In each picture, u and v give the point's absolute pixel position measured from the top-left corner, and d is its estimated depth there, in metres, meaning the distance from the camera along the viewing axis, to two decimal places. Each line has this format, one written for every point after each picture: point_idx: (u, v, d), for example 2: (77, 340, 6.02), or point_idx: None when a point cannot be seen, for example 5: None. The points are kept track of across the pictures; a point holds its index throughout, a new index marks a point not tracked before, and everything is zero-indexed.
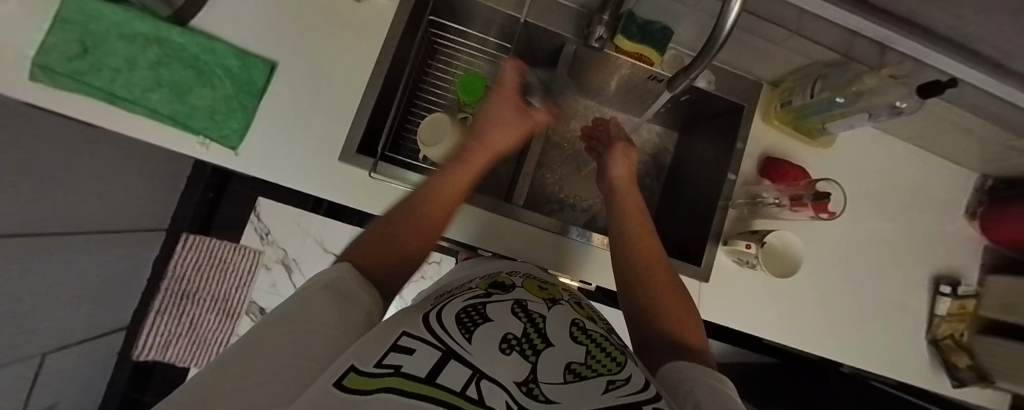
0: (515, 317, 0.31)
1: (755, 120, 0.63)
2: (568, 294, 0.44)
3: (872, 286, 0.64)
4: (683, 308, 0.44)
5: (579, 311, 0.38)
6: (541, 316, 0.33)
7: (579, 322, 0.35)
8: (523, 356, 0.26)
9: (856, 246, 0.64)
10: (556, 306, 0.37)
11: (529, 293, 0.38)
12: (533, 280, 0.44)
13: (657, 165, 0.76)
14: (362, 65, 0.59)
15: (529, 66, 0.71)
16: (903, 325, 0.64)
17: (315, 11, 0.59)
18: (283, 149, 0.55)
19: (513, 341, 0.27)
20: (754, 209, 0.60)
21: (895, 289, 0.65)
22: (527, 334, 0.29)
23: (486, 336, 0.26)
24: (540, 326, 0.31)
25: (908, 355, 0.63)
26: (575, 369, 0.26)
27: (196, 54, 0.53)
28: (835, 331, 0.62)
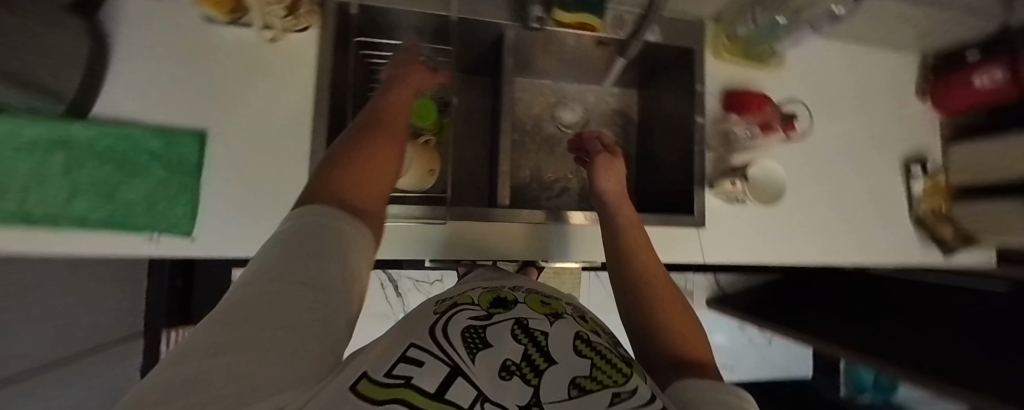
0: (516, 340, 0.30)
1: (708, 58, 0.63)
2: (572, 307, 0.41)
3: (851, 184, 0.67)
4: (686, 323, 0.45)
5: (586, 326, 0.37)
6: (544, 333, 0.31)
7: (582, 334, 0.33)
8: (524, 381, 0.26)
9: (828, 151, 0.67)
10: (560, 321, 0.35)
11: (533, 311, 0.35)
12: (535, 293, 0.41)
13: (627, 126, 0.76)
14: (298, 109, 0.54)
15: (473, 62, 0.68)
16: (888, 212, 0.67)
17: (229, 63, 0.53)
18: (242, 219, 0.52)
19: (511, 365, 0.27)
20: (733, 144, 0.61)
21: (872, 182, 0.68)
22: (529, 356, 0.28)
23: (485, 360, 0.26)
24: (543, 346, 0.30)
25: (898, 238, 0.67)
26: (580, 384, 0.26)
27: (110, 145, 0.46)
28: (829, 236, 0.65)
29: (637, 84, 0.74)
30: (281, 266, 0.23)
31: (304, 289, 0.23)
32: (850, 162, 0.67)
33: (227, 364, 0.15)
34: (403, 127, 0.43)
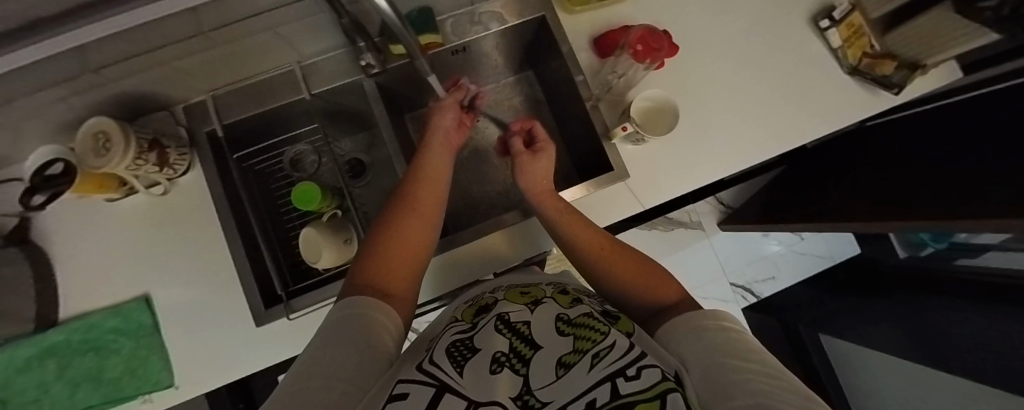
0: (500, 336, 0.32)
1: (560, 17, 0.61)
2: (548, 286, 0.46)
3: (779, 57, 0.59)
4: (651, 270, 0.44)
5: (561, 302, 0.41)
6: (523, 322, 0.34)
7: (563, 315, 0.36)
8: (513, 371, 0.28)
9: (734, 38, 0.60)
10: (539, 306, 0.39)
11: (511, 304, 0.41)
12: (513, 289, 0.46)
13: (536, 106, 0.78)
14: (208, 239, 0.56)
15: (352, 119, 0.67)
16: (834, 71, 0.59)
17: (133, 228, 0.56)
18: (206, 355, 0.55)
19: (501, 358, 0.29)
20: (614, 91, 0.58)
21: (803, 47, 0.59)
22: (515, 348, 0.30)
23: (477, 375, 0.27)
24: (527, 335, 0.32)
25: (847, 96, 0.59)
26: (565, 360, 0.28)
27: (82, 338, 0.54)
28: (776, 122, 0.57)
29: (525, 65, 0.76)
30: (366, 277, 0.36)
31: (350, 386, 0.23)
32: (749, 45, 0.59)
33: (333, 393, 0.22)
34: (432, 203, 0.46)
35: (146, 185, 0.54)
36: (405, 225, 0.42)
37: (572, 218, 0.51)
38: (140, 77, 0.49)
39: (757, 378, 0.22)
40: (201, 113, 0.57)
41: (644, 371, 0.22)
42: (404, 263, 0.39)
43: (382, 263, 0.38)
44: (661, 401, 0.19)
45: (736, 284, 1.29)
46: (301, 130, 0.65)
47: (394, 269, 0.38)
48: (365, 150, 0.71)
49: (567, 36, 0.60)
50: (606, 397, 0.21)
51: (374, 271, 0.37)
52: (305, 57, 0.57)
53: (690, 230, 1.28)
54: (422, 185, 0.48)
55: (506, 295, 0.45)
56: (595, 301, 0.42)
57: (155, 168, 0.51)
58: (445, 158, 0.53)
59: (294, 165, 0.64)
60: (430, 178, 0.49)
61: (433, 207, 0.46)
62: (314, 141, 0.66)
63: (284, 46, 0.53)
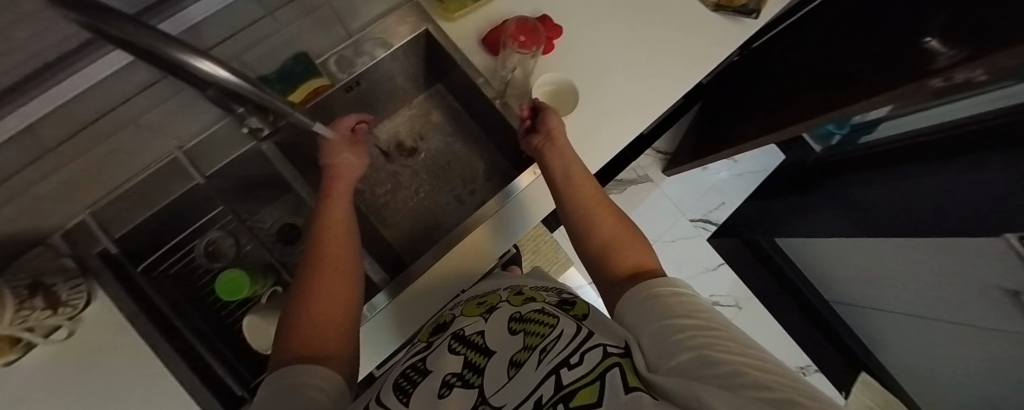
0: (455, 355, 0.36)
1: (442, 27, 0.61)
2: (504, 290, 0.48)
3: (651, 11, 0.63)
4: (635, 245, 0.42)
5: (515, 302, 0.43)
6: (477, 334, 0.38)
7: (516, 314, 0.39)
8: (466, 385, 0.31)
9: (608, 5, 0.63)
10: (494, 312, 0.41)
11: (467, 317, 0.43)
12: (471, 302, 0.48)
13: (455, 116, 0.77)
14: (143, 363, 0.50)
15: (267, 186, 0.63)
16: (702, 11, 0.63)
17: (41, 386, 0.47)
18: None
19: (451, 380, 0.32)
20: (517, 84, 0.59)
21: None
22: (468, 362, 0.34)
23: (424, 397, 0.31)
24: (481, 345, 0.36)
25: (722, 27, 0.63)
26: (516, 360, 0.30)
27: None
28: (667, 70, 0.61)
29: (430, 80, 0.75)
30: (294, 346, 0.35)
31: None
32: (624, 6, 0.63)
33: None
34: (344, 244, 0.46)
35: (43, 333, 0.47)
36: (319, 280, 0.41)
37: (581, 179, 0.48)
38: None
39: (696, 333, 0.24)
40: (83, 237, 0.49)
41: (587, 355, 0.24)
42: (333, 318, 0.38)
43: (310, 325, 0.36)
44: (600, 382, 0.21)
45: (697, 219, 1.38)
46: (211, 216, 0.60)
47: (319, 331, 0.36)
48: (292, 213, 0.66)
49: (456, 43, 0.60)
50: (551, 390, 0.23)
51: (304, 335, 0.36)
52: (185, 140, 0.52)
53: (642, 185, 1.35)
54: (327, 235, 0.46)
55: (463, 308, 0.47)
56: (552, 295, 0.43)
57: (46, 313, 0.44)
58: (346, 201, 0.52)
59: (210, 256, 0.59)
60: (332, 224, 0.47)
61: (347, 254, 0.45)
62: (226, 221, 0.61)
63: (156, 136, 0.48)
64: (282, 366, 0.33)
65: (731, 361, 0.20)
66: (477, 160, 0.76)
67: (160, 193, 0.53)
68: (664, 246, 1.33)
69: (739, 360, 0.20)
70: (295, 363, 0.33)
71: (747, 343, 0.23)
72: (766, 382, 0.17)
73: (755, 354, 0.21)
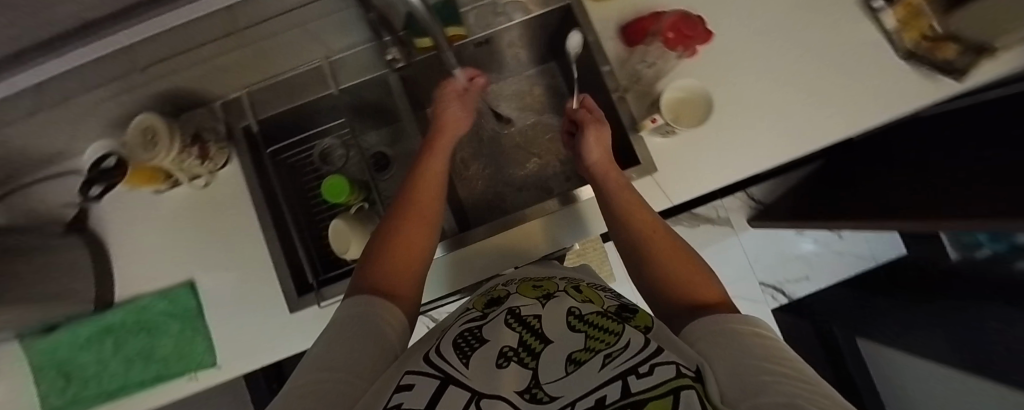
0: (510, 331, 0.34)
1: (586, 6, 0.59)
2: (562, 280, 0.47)
3: (821, 43, 0.55)
4: (701, 275, 0.38)
5: (575, 295, 0.41)
6: (534, 316, 0.36)
7: (575, 310, 0.37)
8: (523, 365, 0.29)
9: (772, 24, 0.56)
10: (551, 300, 0.40)
11: (524, 296, 0.42)
12: (527, 281, 0.47)
13: (558, 98, 0.76)
14: (249, 229, 0.59)
15: (380, 113, 0.68)
16: (887, 58, 0.54)
17: (182, 217, 0.60)
18: (246, 337, 0.58)
19: (508, 353, 0.30)
20: (644, 82, 0.56)
21: (848, 32, 0.55)
22: (525, 342, 0.32)
23: (483, 360, 0.29)
24: (536, 329, 0.34)
25: (908, 82, 0.53)
26: (575, 357, 0.28)
27: (138, 318, 0.60)
28: (815, 113, 0.53)
29: (548, 56, 0.74)
30: (375, 279, 0.38)
31: (357, 379, 0.25)
32: (791, 31, 0.56)
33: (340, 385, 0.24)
34: (433, 195, 0.49)
35: (189, 177, 0.58)
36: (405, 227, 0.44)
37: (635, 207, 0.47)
38: (183, 76, 0.51)
39: (794, 384, 0.19)
40: (237, 108, 0.59)
41: (657, 367, 0.20)
42: (409, 261, 0.42)
43: (388, 265, 0.40)
44: (673, 399, 0.17)
45: (767, 284, 1.23)
46: (329, 125, 0.67)
47: (395, 273, 0.40)
48: (388, 143, 0.71)
49: (593, 24, 0.58)
50: (617, 394, 0.19)
51: (381, 273, 0.39)
52: (332, 52, 0.58)
53: (718, 227, 1.23)
54: (420, 187, 0.49)
55: (518, 287, 0.46)
56: (611, 299, 0.41)
57: (196, 161, 0.54)
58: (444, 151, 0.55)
59: (323, 158, 0.66)
60: (430, 178, 0.50)
61: (430, 208, 0.48)
62: (337, 131, 0.67)
63: (313, 42, 0.54)
64: (366, 291, 0.36)
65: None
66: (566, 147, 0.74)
67: (298, 93, 0.59)
68: None
69: None
70: (373, 294, 0.36)
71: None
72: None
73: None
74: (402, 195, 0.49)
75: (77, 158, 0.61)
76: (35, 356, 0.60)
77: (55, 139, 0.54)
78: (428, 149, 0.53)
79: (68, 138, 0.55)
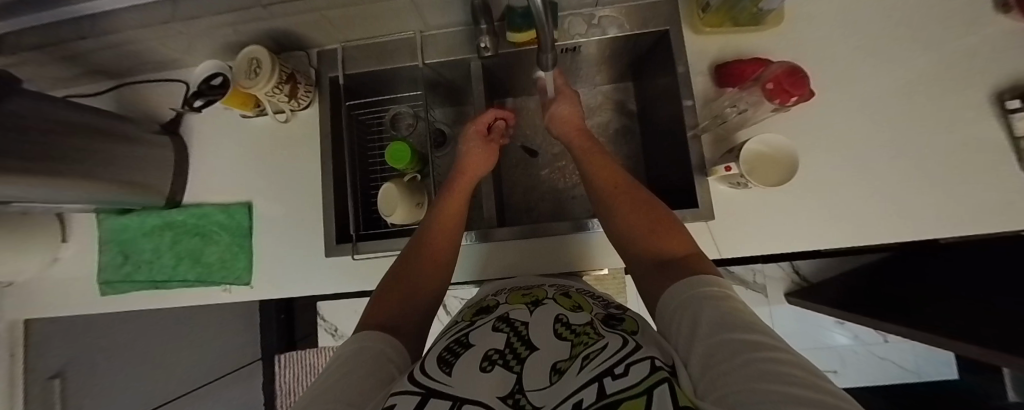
0: (499, 333, 0.37)
1: (685, 37, 0.58)
2: (551, 288, 0.49)
3: (933, 133, 0.51)
4: (672, 228, 0.45)
5: (563, 304, 0.44)
6: (523, 323, 0.39)
7: (563, 317, 0.39)
8: (508, 368, 0.31)
9: (883, 100, 0.52)
10: (538, 308, 0.42)
11: (514, 304, 0.45)
12: (516, 291, 0.50)
13: (626, 120, 0.75)
14: (310, 170, 0.63)
15: (453, 92, 0.71)
16: (1010, 167, 0.48)
17: (257, 143, 0.65)
18: (282, 267, 0.63)
19: (494, 356, 0.33)
20: (726, 126, 0.54)
21: (969, 129, 0.50)
22: (512, 346, 0.35)
23: (467, 363, 0.32)
24: (524, 335, 0.36)
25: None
26: (559, 367, 0.30)
27: (197, 223, 0.65)
28: (903, 206, 0.50)
29: (627, 76, 0.73)
30: (382, 317, 0.40)
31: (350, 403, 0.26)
32: (900, 111, 0.52)
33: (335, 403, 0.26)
34: (453, 232, 0.53)
35: (274, 110, 0.62)
36: (417, 274, 0.47)
37: (619, 192, 0.50)
38: (296, 20, 0.56)
39: (763, 356, 0.20)
40: (331, 59, 0.63)
41: (632, 368, 0.23)
42: (416, 304, 0.44)
43: (396, 305, 0.42)
44: (647, 398, 0.19)
45: None
46: (405, 92, 0.70)
47: (403, 318, 0.42)
48: (450, 121, 0.75)
49: (688, 56, 0.57)
50: (593, 397, 0.21)
51: (384, 310, 0.42)
52: (427, 27, 0.61)
53: (750, 291, 1.16)
54: (436, 231, 0.52)
55: (508, 298, 0.48)
56: (600, 305, 0.44)
57: (283, 97, 0.58)
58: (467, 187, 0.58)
59: (393, 123, 0.68)
60: (448, 219, 0.53)
61: (448, 246, 0.51)
62: (409, 100, 0.70)
63: (415, 15, 0.57)
64: (369, 326, 0.39)
65: (792, 388, 0.16)
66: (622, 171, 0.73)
67: (388, 58, 0.62)
68: None
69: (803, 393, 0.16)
70: (370, 330, 0.38)
71: (828, 382, 0.18)
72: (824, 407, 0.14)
73: (836, 392, 0.17)
74: (422, 230, 0.52)
75: (186, 69, 0.68)
76: (107, 230, 0.67)
77: (175, 48, 0.61)
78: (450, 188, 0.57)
79: (186, 50, 0.62)
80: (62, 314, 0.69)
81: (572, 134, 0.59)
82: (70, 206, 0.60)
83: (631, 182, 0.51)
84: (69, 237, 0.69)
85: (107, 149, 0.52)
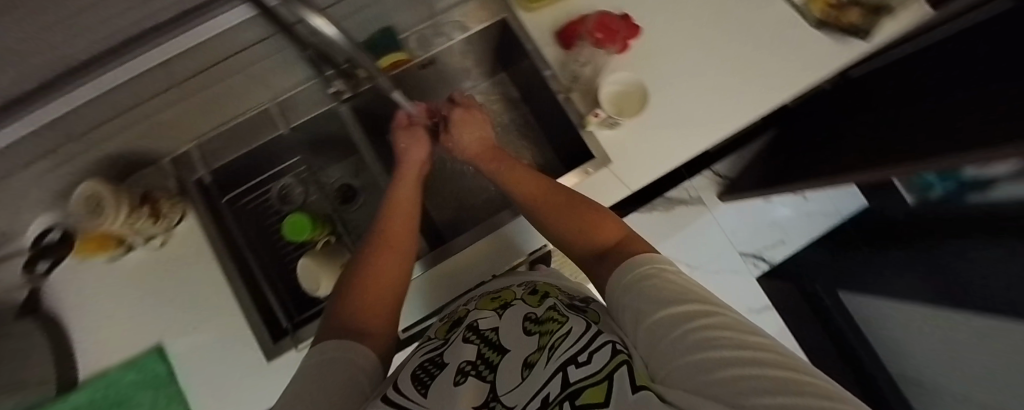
0: (470, 345, 0.37)
1: (520, 18, 0.61)
2: (519, 286, 0.48)
3: (741, 23, 0.59)
4: (602, 220, 0.44)
5: (531, 301, 0.43)
6: (494, 331, 0.38)
7: (530, 315, 0.39)
8: (481, 378, 0.31)
9: (696, 13, 0.60)
10: (508, 310, 0.42)
11: (483, 310, 0.44)
12: (486, 296, 0.49)
13: (513, 107, 0.78)
14: (215, 282, 0.57)
15: (332, 147, 0.68)
16: (802, 30, 0.58)
17: (142, 280, 0.58)
18: (227, 393, 0.56)
19: (466, 368, 0.33)
20: (584, 80, 0.58)
21: (763, 12, 0.59)
22: (483, 355, 0.35)
23: (441, 385, 0.32)
24: (495, 341, 0.37)
25: (822, 50, 0.57)
26: (529, 361, 0.31)
27: (106, 394, 0.56)
28: (746, 89, 0.57)
29: (497, 69, 0.76)
30: (350, 315, 0.38)
31: None
32: (712, 13, 0.60)
33: None
34: (409, 225, 0.52)
35: (144, 239, 0.56)
36: (379, 270, 0.45)
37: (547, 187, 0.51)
38: (126, 138, 0.51)
39: (700, 327, 0.22)
40: (187, 163, 0.58)
41: (595, 355, 0.23)
42: (383, 301, 0.41)
43: (362, 303, 0.40)
44: (608, 384, 0.20)
45: (747, 254, 1.27)
46: (286, 165, 0.66)
47: (370, 312, 0.39)
48: (352, 175, 0.70)
49: (530, 33, 0.61)
50: (559, 388, 0.22)
51: (348, 311, 0.39)
52: (278, 93, 0.58)
53: (691, 207, 1.26)
54: (396, 229, 0.50)
55: (479, 303, 0.48)
56: (568, 295, 0.44)
57: (149, 221, 0.53)
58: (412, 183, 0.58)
59: (282, 199, 0.66)
60: (402, 217, 0.52)
61: (409, 239, 0.50)
62: (292, 174, 0.67)
63: (257, 87, 0.55)
64: (333, 328, 0.36)
65: (730, 354, 0.18)
66: (529, 152, 0.76)
67: (253, 137, 0.59)
68: (703, 275, 1.24)
69: (737, 359, 0.17)
70: (334, 334, 0.35)
71: (749, 337, 0.21)
72: (780, 382, 0.15)
73: (768, 348, 0.19)
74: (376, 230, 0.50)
75: None
76: None
77: None
78: (397, 183, 0.57)
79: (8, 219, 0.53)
80: None
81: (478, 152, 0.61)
82: None
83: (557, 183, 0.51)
84: None
85: None
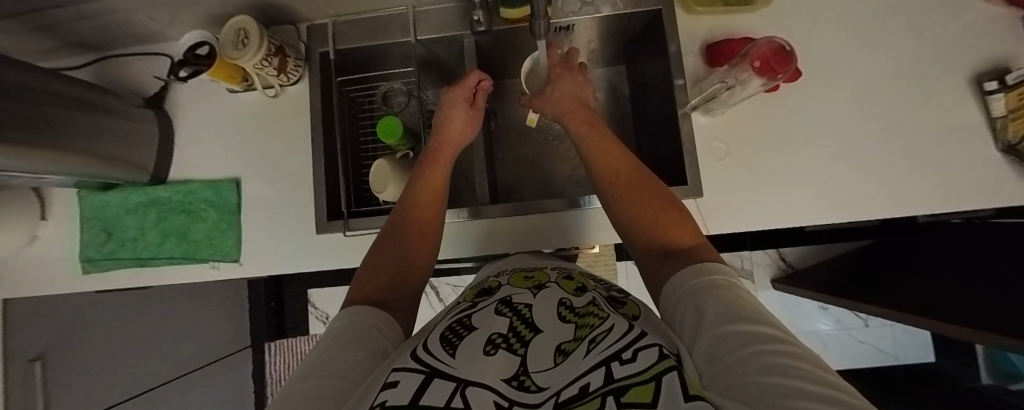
0: (501, 317, 0.35)
1: (676, 17, 0.58)
2: (553, 271, 0.48)
3: (912, 113, 0.52)
4: (671, 214, 0.45)
5: (565, 287, 0.42)
6: (526, 306, 0.37)
7: (565, 301, 0.38)
8: (511, 351, 0.30)
9: (865, 84, 0.54)
10: (543, 291, 0.40)
11: (515, 287, 0.42)
12: (518, 273, 0.48)
13: (617, 103, 0.75)
14: (301, 147, 0.62)
15: (440, 70, 0.70)
16: (980, 147, 0.50)
17: (245, 119, 0.64)
18: (272, 244, 0.62)
19: (497, 340, 0.31)
20: (716, 103, 0.53)
21: (943, 110, 0.52)
22: (515, 329, 0.33)
23: (470, 345, 0.30)
24: (527, 317, 0.35)
25: (994, 178, 0.49)
26: (564, 348, 0.30)
27: (181, 199, 0.64)
28: (880, 183, 0.51)
29: (620, 61, 0.73)
30: (378, 287, 0.41)
31: (348, 385, 0.27)
32: (885, 95, 0.53)
33: (327, 383, 0.26)
34: (435, 186, 0.53)
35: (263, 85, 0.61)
36: (406, 241, 0.47)
37: (619, 169, 0.50)
38: None
39: (768, 349, 0.21)
40: (320, 33, 0.62)
41: (640, 354, 0.22)
42: (412, 275, 0.44)
43: (389, 282, 0.42)
44: (656, 384, 0.18)
45: None
46: (397, 69, 0.69)
47: (398, 289, 0.42)
48: None
49: (679, 36, 0.57)
50: (600, 381, 0.21)
51: (375, 285, 0.41)
52: (420, 3, 0.60)
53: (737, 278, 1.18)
54: (421, 200, 0.52)
55: (510, 279, 0.46)
56: (602, 288, 0.43)
57: (272, 71, 0.57)
58: (452, 149, 0.58)
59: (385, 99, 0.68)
60: (431, 182, 0.53)
61: (433, 202, 0.52)
62: (401, 77, 0.70)
63: None
64: (359, 299, 0.39)
65: (806, 384, 0.16)
66: None
67: (380, 32, 0.61)
68: None
69: (811, 388, 0.16)
70: (360, 305, 0.38)
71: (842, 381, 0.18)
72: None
73: (842, 387, 0.17)
74: (405, 196, 0.52)
75: (170, 43, 0.66)
76: (89, 207, 0.65)
77: (159, 18, 0.59)
78: (430, 162, 0.55)
79: (172, 21, 0.60)
80: (42, 294, 0.67)
81: (572, 110, 0.58)
82: (52, 179, 0.59)
83: (634, 164, 0.50)
84: (49, 214, 0.67)
85: (90, 121, 0.51)
